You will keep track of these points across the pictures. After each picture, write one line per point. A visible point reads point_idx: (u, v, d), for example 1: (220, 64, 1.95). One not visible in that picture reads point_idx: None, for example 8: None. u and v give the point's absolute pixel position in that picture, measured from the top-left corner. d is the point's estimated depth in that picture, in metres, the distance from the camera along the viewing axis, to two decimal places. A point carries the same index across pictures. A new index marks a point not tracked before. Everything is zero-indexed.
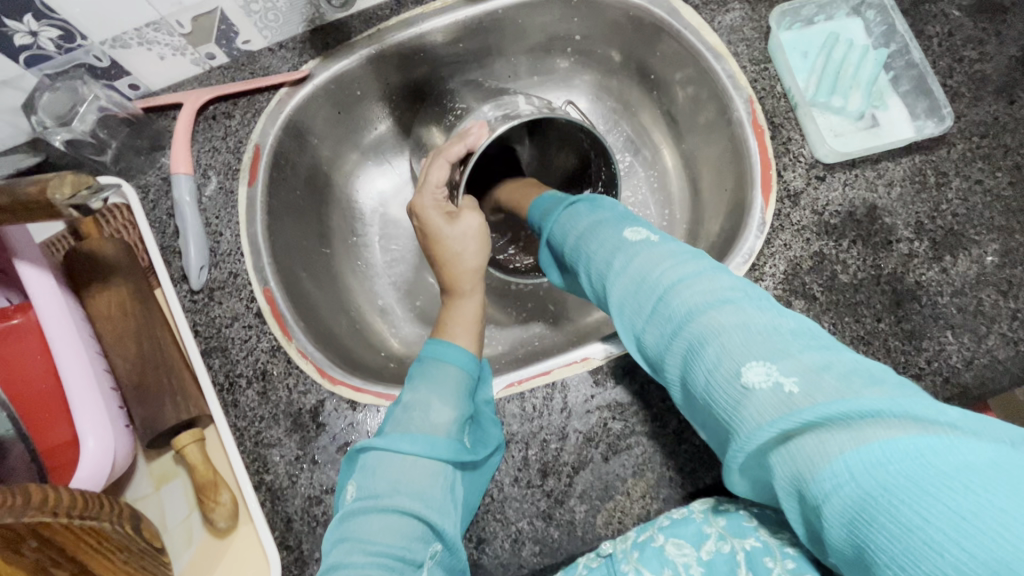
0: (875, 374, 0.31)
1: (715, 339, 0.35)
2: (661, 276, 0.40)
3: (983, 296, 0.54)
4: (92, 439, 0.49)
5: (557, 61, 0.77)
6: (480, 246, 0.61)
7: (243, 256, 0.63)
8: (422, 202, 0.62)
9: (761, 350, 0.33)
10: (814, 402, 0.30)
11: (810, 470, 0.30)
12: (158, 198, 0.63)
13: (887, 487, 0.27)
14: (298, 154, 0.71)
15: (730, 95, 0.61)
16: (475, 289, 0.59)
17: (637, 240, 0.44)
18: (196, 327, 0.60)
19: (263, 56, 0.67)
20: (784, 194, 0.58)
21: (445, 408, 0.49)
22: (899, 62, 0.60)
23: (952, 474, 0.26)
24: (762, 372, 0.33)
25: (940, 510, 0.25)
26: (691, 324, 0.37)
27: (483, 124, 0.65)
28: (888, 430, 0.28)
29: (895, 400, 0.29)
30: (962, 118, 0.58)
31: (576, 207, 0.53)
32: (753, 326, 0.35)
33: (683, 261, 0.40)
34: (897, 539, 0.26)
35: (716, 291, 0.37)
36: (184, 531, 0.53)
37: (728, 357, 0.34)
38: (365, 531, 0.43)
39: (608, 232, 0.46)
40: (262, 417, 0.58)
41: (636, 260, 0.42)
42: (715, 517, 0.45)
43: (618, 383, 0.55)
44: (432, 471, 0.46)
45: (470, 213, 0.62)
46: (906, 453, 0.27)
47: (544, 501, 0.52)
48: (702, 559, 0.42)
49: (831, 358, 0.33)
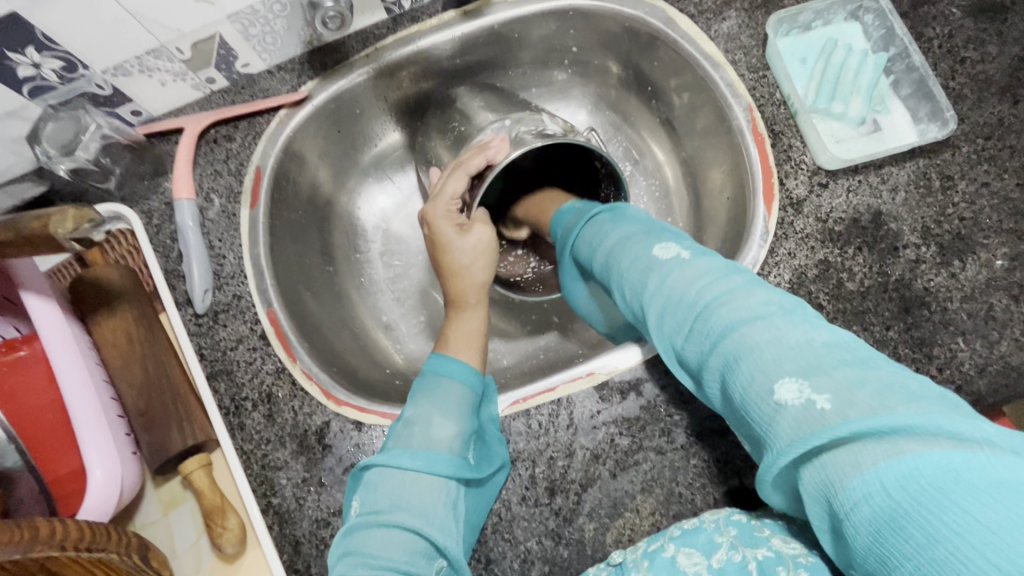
0: (911, 387, 0.30)
1: (749, 355, 0.34)
2: (694, 293, 0.39)
3: (994, 301, 0.53)
4: (99, 469, 0.49)
5: (555, 73, 0.77)
6: (487, 261, 0.62)
7: (246, 279, 0.63)
8: (434, 213, 0.62)
9: (794, 366, 0.32)
10: (847, 419, 0.29)
11: (841, 480, 0.29)
12: (161, 223, 0.64)
13: (916, 499, 0.26)
14: (299, 174, 0.71)
15: (729, 103, 0.61)
16: (479, 303, 0.60)
17: (669, 254, 0.43)
18: (201, 351, 0.60)
19: (262, 79, 0.67)
20: (787, 202, 0.57)
21: (446, 423, 0.49)
22: (899, 65, 0.59)
23: (982, 487, 0.26)
24: (794, 389, 0.32)
25: (970, 522, 0.25)
26: (726, 340, 0.36)
27: (504, 137, 0.62)
28: (921, 445, 0.27)
29: (932, 415, 0.28)
30: (965, 121, 0.57)
31: (602, 218, 0.52)
32: (788, 341, 0.34)
33: (717, 276, 0.39)
34: (923, 549, 0.26)
35: (751, 306, 0.36)
36: (193, 555, 0.53)
37: (762, 373, 0.33)
38: (369, 545, 0.43)
39: (639, 245, 0.45)
40: (269, 439, 0.57)
41: (668, 275, 0.41)
42: (726, 527, 0.45)
43: (624, 399, 0.54)
44: (433, 487, 0.46)
45: (481, 225, 0.61)
46: (938, 467, 0.27)
47: (552, 520, 0.52)
48: (713, 567, 0.42)
49: (867, 373, 0.31)
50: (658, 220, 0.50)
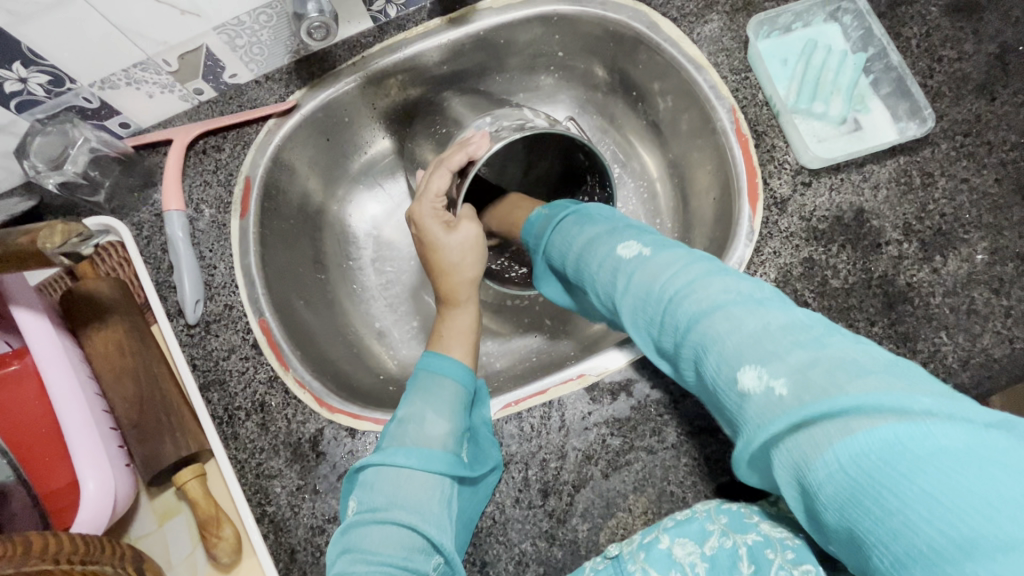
0: (856, 361, 0.30)
1: (714, 346, 0.35)
2: (661, 284, 0.40)
3: (975, 294, 0.54)
4: (93, 482, 0.49)
5: (541, 78, 0.77)
6: (477, 256, 0.62)
7: (237, 289, 0.63)
8: (421, 211, 0.62)
9: (754, 355, 0.33)
10: (802, 402, 0.30)
11: (805, 462, 0.30)
12: (152, 234, 0.64)
13: (870, 476, 0.27)
14: (289, 183, 0.71)
15: (713, 104, 0.62)
16: (471, 299, 0.61)
17: (631, 253, 0.43)
18: (194, 361, 0.61)
19: (250, 89, 0.68)
20: (771, 201, 0.58)
21: (440, 420, 0.50)
22: (878, 65, 0.60)
23: (927, 457, 0.26)
24: (754, 377, 0.32)
25: (920, 494, 0.26)
26: (692, 332, 0.36)
27: (485, 133, 0.63)
28: (870, 421, 0.28)
29: (875, 391, 0.28)
30: (943, 118, 0.58)
31: (572, 220, 0.53)
32: (748, 329, 0.34)
33: (682, 267, 0.40)
34: (881, 522, 0.27)
35: (713, 295, 0.37)
36: (188, 566, 0.53)
37: (726, 364, 0.34)
38: (368, 543, 0.44)
39: (605, 243, 0.46)
40: (263, 448, 0.58)
41: (634, 271, 0.42)
42: (717, 515, 0.46)
43: (615, 399, 0.55)
44: (429, 484, 0.47)
45: (468, 222, 0.62)
46: (886, 442, 0.27)
47: (546, 521, 0.52)
48: (706, 556, 0.43)
49: (821, 353, 0.31)
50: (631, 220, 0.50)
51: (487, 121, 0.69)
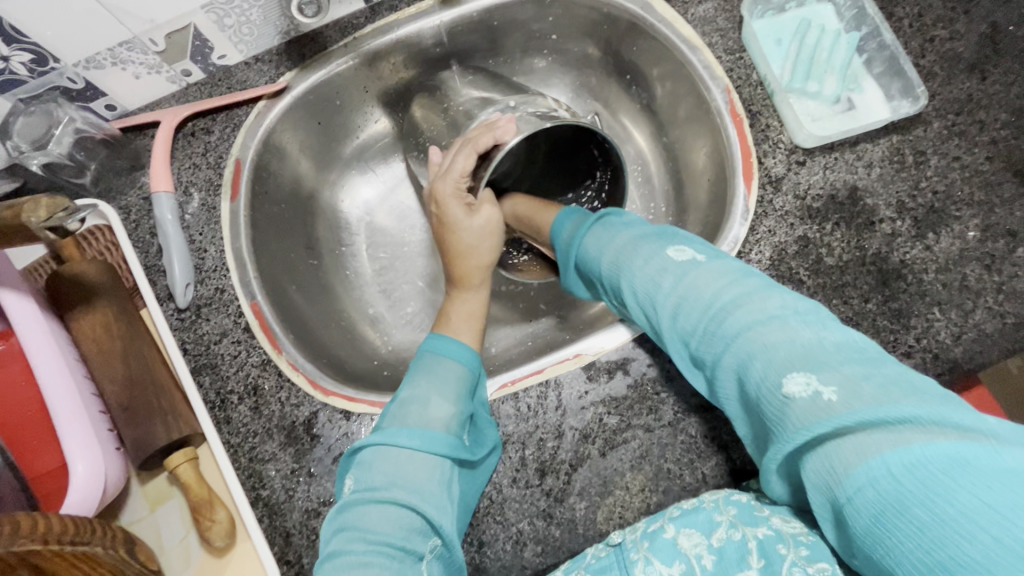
0: (914, 384, 0.33)
1: (763, 355, 0.37)
2: (707, 297, 0.42)
3: (967, 271, 0.55)
4: (82, 464, 0.48)
5: (535, 61, 0.77)
6: (494, 242, 0.62)
7: (228, 272, 0.62)
8: (443, 191, 0.61)
9: (803, 362, 0.35)
10: (852, 409, 0.32)
11: (844, 468, 0.32)
12: (140, 218, 0.63)
13: (925, 483, 0.29)
14: (280, 166, 0.71)
15: (707, 85, 0.62)
16: (482, 284, 0.61)
17: (683, 256, 0.45)
18: (185, 345, 0.60)
19: (239, 71, 0.67)
20: (766, 180, 0.58)
21: (445, 403, 0.50)
22: (870, 44, 0.60)
23: (991, 474, 0.28)
24: (802, 382, 0.34)
25: (979, 505, 0.28)
26: (739, 342, 0.38)
27: (512, 117, 0.61)
28: (929, 436, 0.30)
29: (928, 409, 0.31)
30: (936, 97, 0.58)
31: (601, 227, 0.53)
32: (800, 340, 0.36)
33: (730, 282, 0.42)
34: (926, 530, 0.29)
35: (765, 309, 0.39)
36: (181, 551, 0.53)
37: (773, 370, 0.36)
38: (366, 521, 0.43)
39: (649, 247, 0.47)
40: (256, 432, 0.57)
41: (679, 282, 0.44)
42: (725, 506, 0.46)
43: (611, 378, 0.55)
44: (429, 465, 0.47)
45: (489, 206, 0.61)
46: (944, 454, 0.29)
47: (543, 501, 0.52)
48: (714, 547, 0.43)
49: (874, 369, 0.34)
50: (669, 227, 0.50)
51: (513, 106, 0.67)
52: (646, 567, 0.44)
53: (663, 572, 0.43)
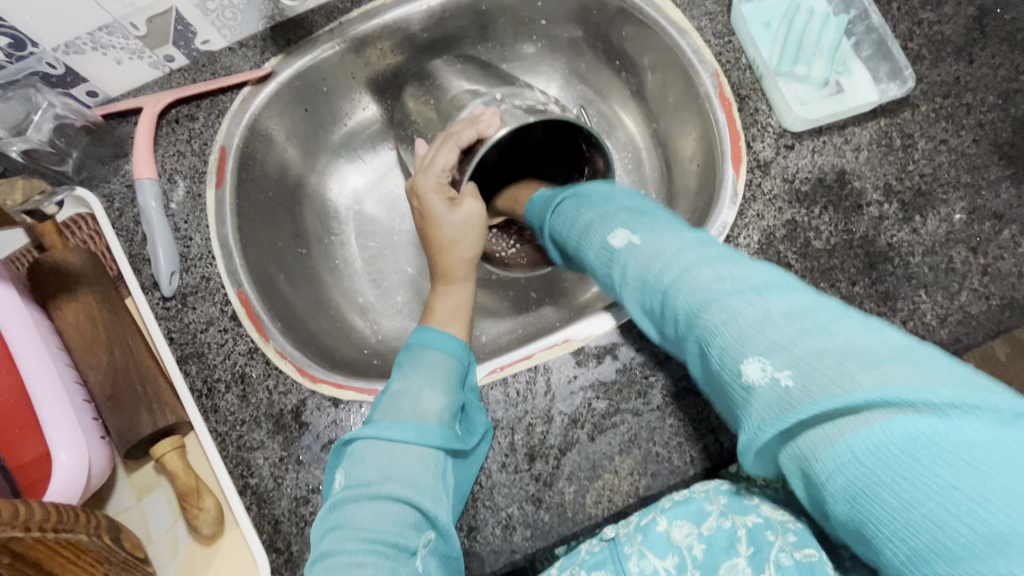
0: (868, 352, 0.30)
1: (714, 338, 0.35)
2: (657, 276, 0.41)
3: (953, 253, 0.55)
4: (65, 452, 0.48)
5: (524, 47, 0.76)
6: (476, 236, 0.61)
7: (214, 260, 0.61)
8: (424, 185, 0.61)
9: (757, 344, 0.33)
10: (810, 395, 0.30)
11: (814, 454, 0.30)
12: (123, 206, 0.62)
13: (889, 466, 0.27)
14: (267, 154, 0.70)
15: (696, 69, 0.62)
16: (468, 277, 0.60)
17: (625, 240, 0.44)
18: (170, 334, 0.59)
19: (224, 56, 0.66)
20: (754, 164, 0.58)
21: (436, 395, 0.49)
22: (859, 27, 0.60)
23: (955, 450, 0.26)
24: (759, 369, 0.32)
25: (946, 486, 0.26)
26: (695, 324, 0.37)
27: (496, 113, 0.63)
28: (886, 414, 0.28)
29: (888, 383, 0.28)
30: (923, 80, 0.58)
31: (570, 204, 0.53)
32: (746, 317, 0.34)
33: (676, 256, 0.40)
34: (899, 515, 0.27)
35: (705, 285, 0.37)
36: (170, 540, 0.53)
37: (729, 356, 0.34)
38: (358, 519, 0.43)
39: (598, 231, 0.47)
40: (244, 420, 0.56)
41: (629, 263, 0.43)
42: (716, 495, 0.46)
43: (601, 363, 0.54)
44: (424, 457, 0.47)
45: (470, 199, 0.61)
46: (907, 435, 0.27)
47: (533, 485, 0.52)
48: (703, 535, 0.44)
49: (826, 342, 0.31)
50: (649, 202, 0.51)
51: (497, 97, 0.67)
52: (641, 559, 0.44)
53: (658, 565, 0.43)
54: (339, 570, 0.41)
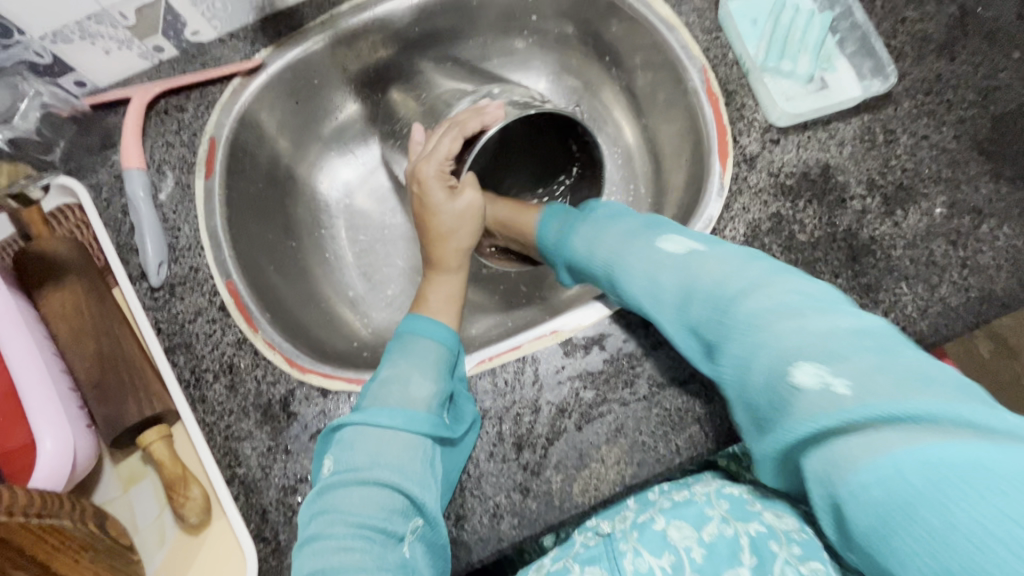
0: (925, 372, 0.34)
1: (772, 341, 0.38)
2: (726, 288, 0.43)
3: (934, 246, 0.56)
4: (50, 440, 0.48)
5: (515, 42, 0.77)
6: (473, 227, 0.62)
7: (203, 251, 0.61)
8: (426, 173, 0.61)
9: (814, 352, 0.36)
10: (864, 402, 0.33)
11: (850, 462, 0.33)
12: (111, 196, 0.62)
13: (936, 486, 0.30)
14: (257, 146, 0.70)
15: (684, 65, 0.62)
16: (461, 268, 0.61)
17: (682, 248, 0.48)
18: (158, 325, 0.59)
19: (213, 48, 0.66)
20: (741, 158, 0.59)
21: (425, 382, 0.51)
22: (843, 24, 0.61)
23: (1010, 480, 0.29)
24: (812, 373, 0.36)
25: (989, 510, 0.29)
26: (748, 330, 0.40)
27: (501, 105, 0.63)
28: (938, 433, 0.31)
29: (941, 402, 0.32)
30: (906, 77, 0.59)
31: (587, 227, 0.57)
32: (811, 326, 0.38)
33: (741, 269, 0.44)
34: (930, 535, 0.30)
35: (779, 295, 0.40)
36: (156, 530, 0.53)
37: (783, 358, 0.37)
38: (345, 503, 0.45)
39: (640, 241, 0.51)
40: (232, 410, 0.56)
41: (681, 269, 0.47)
42: (717, 501, 0.50)
43: (588, 353, 0.55)
44: (411, 444, 0.48)
45: (470, 189, 0.61)
46: (961, 458, 0.30)
47: (520, 474, 0.52)
48: (703, 541, 0.47)
49: (878, 356, 0.35)
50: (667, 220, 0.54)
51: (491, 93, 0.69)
52: (635, 557, 0.48)
53: (652, 563, 0.47)
54: (327, 552, 0.43)
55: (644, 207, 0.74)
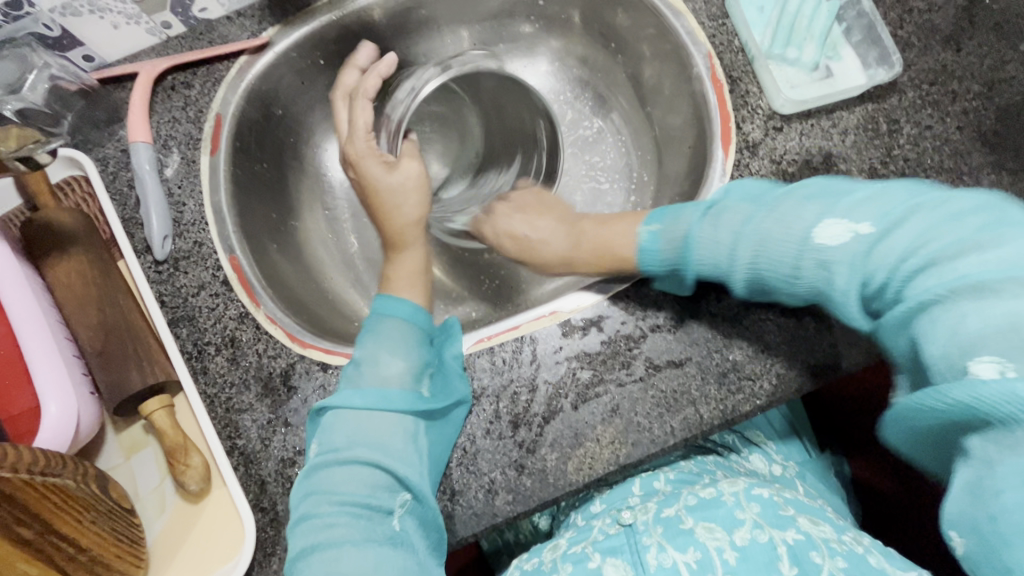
0: None
1: (952, 321, 0.39)
2: (900, 267, 0.44)
3: None
4: (54, 404, 0.49)
5: (521, 27, 0.77)
6: (420, 198, 0.63)
7: (207, 226, 0.62)
8: (356, 151, 0.61)
9: (1005, 340, 0.37)
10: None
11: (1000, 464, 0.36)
12: (118, 170, 0.62)
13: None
14: (263, 125, 0.70)
15: (689, 51, 0.62)
16: (417, 239, 0.62)
17: (840, 233, 0.46)
18: (162, 297, 0.59)
19: (221, 25, 0.66)
20: (743, 145, 0.59)
21: (395, 359, 0.53)
22: (851, 12, 0.61)
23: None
24: (991, 368, 0.37)
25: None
26: (927, 310, 0.41)
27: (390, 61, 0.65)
28: None
29: None
30: (911, 67, 0.59)
31: (713, 216, 0.52)
32: (1004, 304, 0.38)
33: (929, 233, 0.43)
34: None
35: (963, 266, 0.41)
36: (157, 498, 0.54)
37: (955, 341, 0.39)
38: (331, 482, 0.48)
39: (785, 230, 0.49)
40: (233, 382, 0.57)
41: (844, 257, 0.46)
42: (747, 502, 0.51)
43: (586, 334, 0.55)
44: (391, 421, 0.51)
45: (409, 160, 0.62)
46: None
47: (516, 451, 0.53)
48: (735, 544, 0.47)
49: None
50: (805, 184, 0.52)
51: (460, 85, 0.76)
52: (659, 552, 0.48)
53: (677, 559, 0.48)
54: (316, 530, 0.47)
55: (647, 194, 0.74)
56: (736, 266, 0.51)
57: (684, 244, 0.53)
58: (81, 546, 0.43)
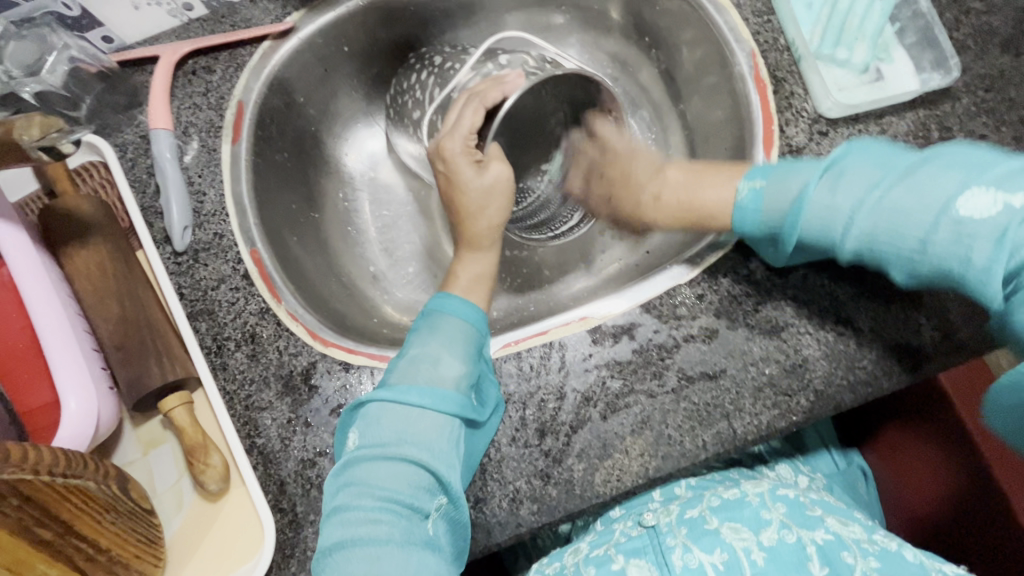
0: None
1: None
2: None
3: None
4: (74, 400, 0.48)
5: (553, 17, 0.75)
6: (504, 202, 0.60)
7: (228, 217, 0.60)
8: (451, 147, 0.58)
9: None
10: None
11: None
12: (136, 156, 0.60)
13: None
14: (285, 113, 0.68)
15: (732, 48, 0.60)
16: (493, 246, 0.60)
17: (983, 206, 0.43)
18: (181, 290, 0.58)
19: (244, 8, 0.64)
20: (786, 149, 0.57)
21: (455, 361, 0.50)
22: (905, 12, 0.58)
23: None
24: None
25: None
26: None
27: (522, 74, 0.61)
28: None
29: None
30: (967, 72, 0.56)
31: (832, 179, 0.48)
32: None
33: None
34: None
35: None
36: (174, 495, 0.53)
37: None
38: (376, 478, 0.45)
39: (914, 199, 0.45)
40: (253, 379, 0.55)
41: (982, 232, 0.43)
42: (773, 503, 0.50)
43: (617, 342, 0.54)
44: (438, 423, 0.47)
45: (497, 162, 0.58)
46: None
47: (542, 460, 0.52)
48: (762, 544, 0.46)
49: None
50: (939, 148, 0.48)
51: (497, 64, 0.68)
52: (685, 553, 0.47)
53: (703, 560, 0.46)
54: (356, 524, 0.44)
55: None
56: (848, 235, 0.47)
57: (796, 203, 0.49)
58: (100, 546, 0.42)
